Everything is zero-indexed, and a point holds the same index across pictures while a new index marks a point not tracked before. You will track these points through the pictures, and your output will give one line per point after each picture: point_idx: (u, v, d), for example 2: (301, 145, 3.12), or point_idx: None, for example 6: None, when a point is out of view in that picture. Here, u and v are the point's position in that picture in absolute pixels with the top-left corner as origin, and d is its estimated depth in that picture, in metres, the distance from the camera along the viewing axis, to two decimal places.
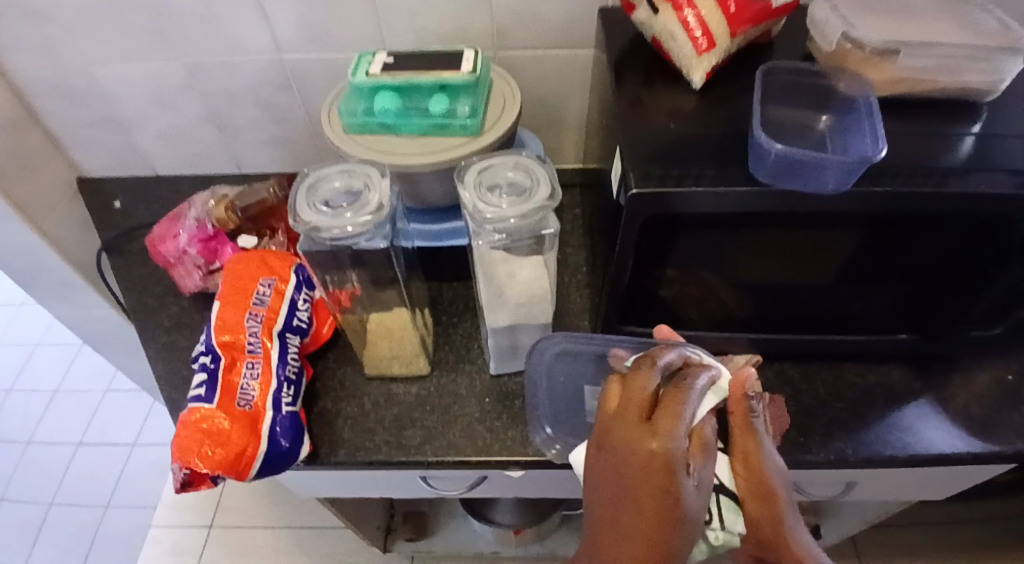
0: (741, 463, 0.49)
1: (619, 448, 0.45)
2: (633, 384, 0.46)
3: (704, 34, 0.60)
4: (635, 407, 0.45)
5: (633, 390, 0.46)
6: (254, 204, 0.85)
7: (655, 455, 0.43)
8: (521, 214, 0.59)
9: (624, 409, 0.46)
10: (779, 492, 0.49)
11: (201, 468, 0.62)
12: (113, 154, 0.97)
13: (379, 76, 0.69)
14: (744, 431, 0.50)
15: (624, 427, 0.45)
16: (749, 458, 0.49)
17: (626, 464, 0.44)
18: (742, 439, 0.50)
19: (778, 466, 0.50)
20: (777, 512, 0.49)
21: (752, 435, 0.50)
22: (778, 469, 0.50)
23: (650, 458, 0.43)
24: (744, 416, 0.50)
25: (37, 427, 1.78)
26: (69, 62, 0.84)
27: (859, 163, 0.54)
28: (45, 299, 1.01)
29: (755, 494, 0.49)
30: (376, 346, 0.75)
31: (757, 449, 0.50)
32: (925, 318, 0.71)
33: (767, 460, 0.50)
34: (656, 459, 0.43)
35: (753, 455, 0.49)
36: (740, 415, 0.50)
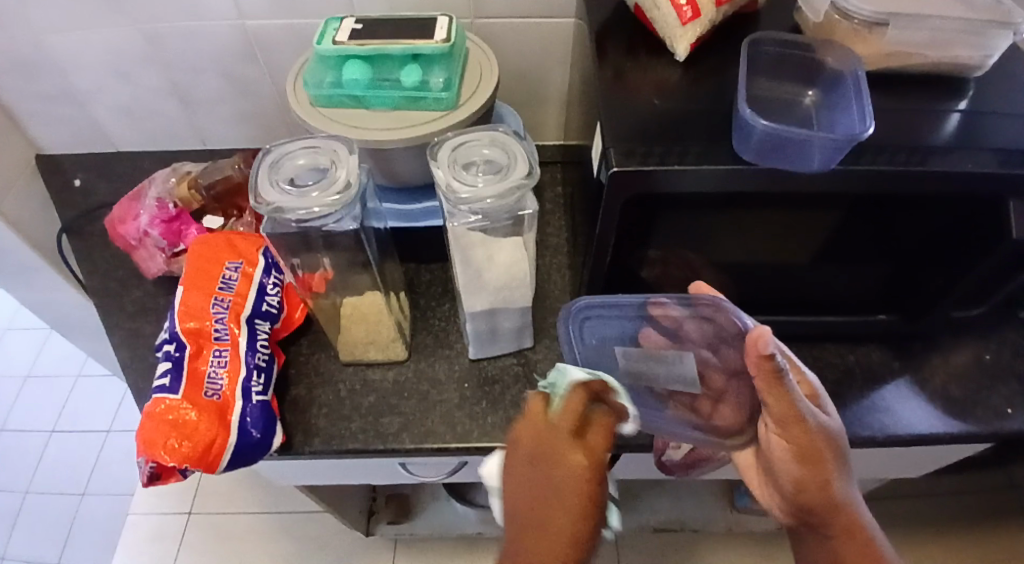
0: (785, 430, 0.49)
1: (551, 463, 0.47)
2: (568, 399, 0.49)
3: (690, 2, 0.57)
4: (567, 424, 0.48)
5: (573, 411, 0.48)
6: (219, 182, 0.81)
7: (587, 470, 0.47)
8: (498, 194, 0.56)
9: (559, 423, 0.48)
10: (829, 453, 0.50)
11: (168, 461, 0.60)
12: (71, 130, 0.93)
13: (346, 45, 0.65)
14: (778, 394, 0.47)
15: (562, 446, 0.48)
16: (791, 423, 0.48)
17: (558, 478, 0.47)
18: (778, 402, 0.47)
19: (827, 427, 0.50)
20: (822, 472, 0.49)
21: (788, 398, 0.47)
22: (827, 428, 0.49)
23: (575, 472, 0.47)
24: (768, 374, 0.46)
25: (8, 414, 1.73)
26: (18, 31, 0.79)
27: (845, 142, 0.52)
28: (5, 283, 0.97)
29: (800, 462, 0.50)
30: (352, 332, 0.73)
31: (797, 411, 0.47)
32: (908, 298, 0.70)
33: (810, 423, 0.48)
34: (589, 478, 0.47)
35: (789, 415, 0.48)
36: (767, 375, 0.45)
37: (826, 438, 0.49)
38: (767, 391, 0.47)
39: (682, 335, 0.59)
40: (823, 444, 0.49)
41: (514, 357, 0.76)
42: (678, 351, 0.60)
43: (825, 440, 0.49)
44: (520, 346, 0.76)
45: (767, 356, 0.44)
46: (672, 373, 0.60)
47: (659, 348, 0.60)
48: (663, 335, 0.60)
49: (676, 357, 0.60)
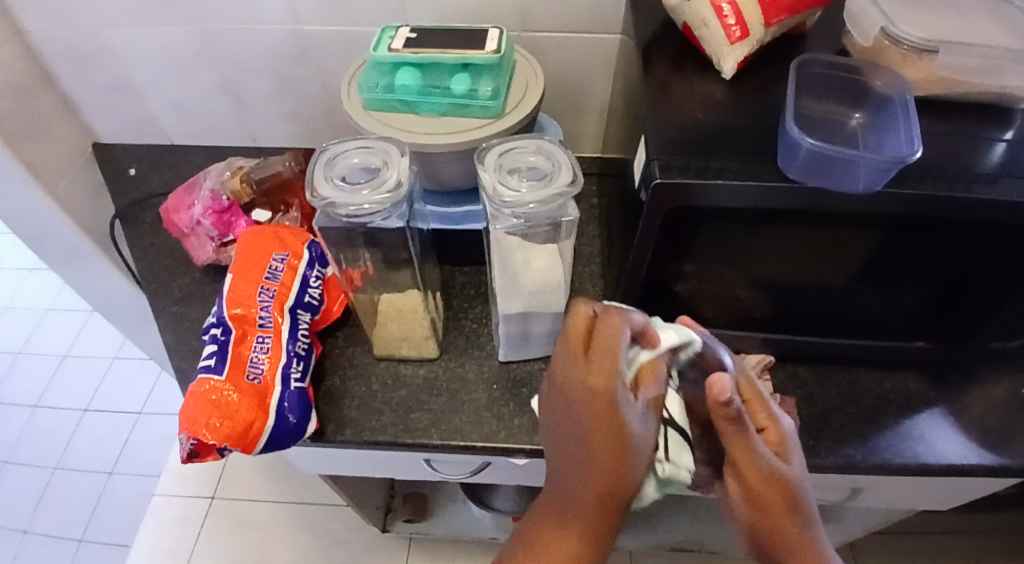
0: (734, 469, 0.49)
1: (577, 393, 0.49)
2: (575, 313, 0.52)
3: (738, 22, 0.58)
4: (573, 347, 0.50)
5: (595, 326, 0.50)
6: (269, 178, 0.85)
7: (599, 391, 0.48)
8: (541, 199, 0.58)
9: (571, 349, 0.50)
10: (778, 495, 0.48)
11: (209, 439, 0.62)
12: (128, 121, 0.97)
13: (400, 52, 0.67)
14: (734, 437, 0.48)
15: (591, 368, 0.49)
16: (748, 469, 0.48)
17: (577, 404, 0.49)
18: (740, 453, 0.48)
19: (785, 475, 0.49)
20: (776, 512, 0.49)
21: (745, 443, 0.48)
22: (779, 475, 0.48)
23: (585, 393, 0.48)
24: (727, 418, 0.46)
25: (44, 392, 1.79)
26: (86, 24, 0.83)
27: (892, 164, 0.53)
28: (58, 265, 1.01)
29: (746, 500, 0.49)
30: (386, 328, 0.75)
31: (755, 457, 0.48)
32: (945, 325, 0.69)
33: (759, 465, 0.48)
34: (613, 403, 0.47)
35: (745, 460, 0.48)
36: (723, 420, 0.47)
37: (775, 482, 0.48)
38: (726, 434, 0.48)
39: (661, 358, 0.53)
40: (772, 489, 0.48)
41: (543, 362, 0.77)
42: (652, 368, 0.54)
43: (774, 483, 0.48)
44: (549, 351, 0.77)
45: (724, 403, 0.45)
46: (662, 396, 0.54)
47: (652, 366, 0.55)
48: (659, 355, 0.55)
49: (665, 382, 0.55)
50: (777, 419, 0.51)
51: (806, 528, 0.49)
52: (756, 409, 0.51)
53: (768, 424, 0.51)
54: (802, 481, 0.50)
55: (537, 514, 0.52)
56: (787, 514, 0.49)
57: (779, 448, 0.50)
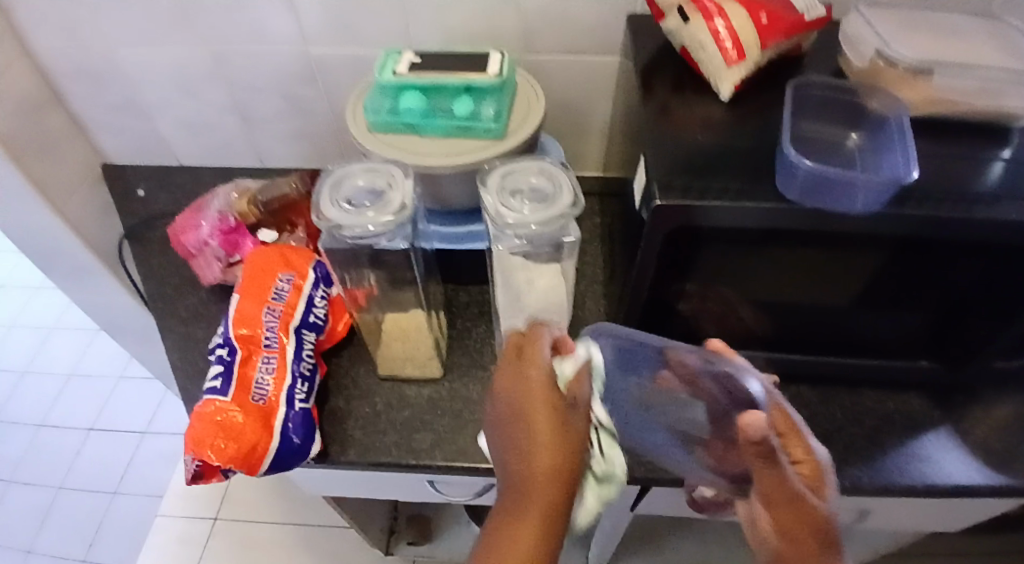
0: (766, 496, 0.49)
1: (521, 396, 0.55)
2: (511, 339, 0.60)
3: (735, 44, 0.59)
4: (510, 359, 0.58)
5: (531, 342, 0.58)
6: (276, 199, 0.86)
7: (533, 387, 0.54)
8: (544, 221, 0.59)
9: (508, 363, 0.58)
10: (808, 526, 0.49)
11: (214, 461, 0.62)
12: (137, 141, 0.98)
13: (405, 76, 0.68)
14: (767, 469, 0.48)
15: (523, 369, 0.56)
16: (780, 501, 0.49)
17: (519, 406, 0.54)
18: (772, 482, 0.48)
19: (821, 512, 0.49)
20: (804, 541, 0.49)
21: (777, 477, 0.48)
22: (815, 511, 0.48)
23: (522, 391, 0.54)
24: (760, 453, 0.47)
25: (50, 410, 1.80)
26: (98, 47, 0.85)
27: (888, 185, 0.54)
28: (66, 283, 1.02)
29: (776, 527, 0.50)
30: (390, 348, 0.75)
31: (788, 490, 0.48)
32: (948, 344, 0.69)
33: (791, 497, 0.48)
34: (546, 398, 0.53)
35: (775, 490, 0.48)
36: (754, 453, 0.47)
37: (806, 514, 0.48)
38: (757, 466, 0.48)
39: (698, 385, 0.54)
40: (805, 523, 0.49)
41: None
42: (690, 397, 0.55)
43: (810, 518, 0.49)
44: None
45: (758, 442, 0.45)
46: (686, 418, 0.56)
47: (673, 389, 0.56)
48: (678, 379, 0.55)
49: (687, 403, 0.56)
50: (811, 449, 0.49)
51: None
52: (791, 441, 0.49)
53: (803, 458, 0.49)
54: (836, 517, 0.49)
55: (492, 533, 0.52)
56: (820, 550, 0.49)
57: (813, 483, 0.49)
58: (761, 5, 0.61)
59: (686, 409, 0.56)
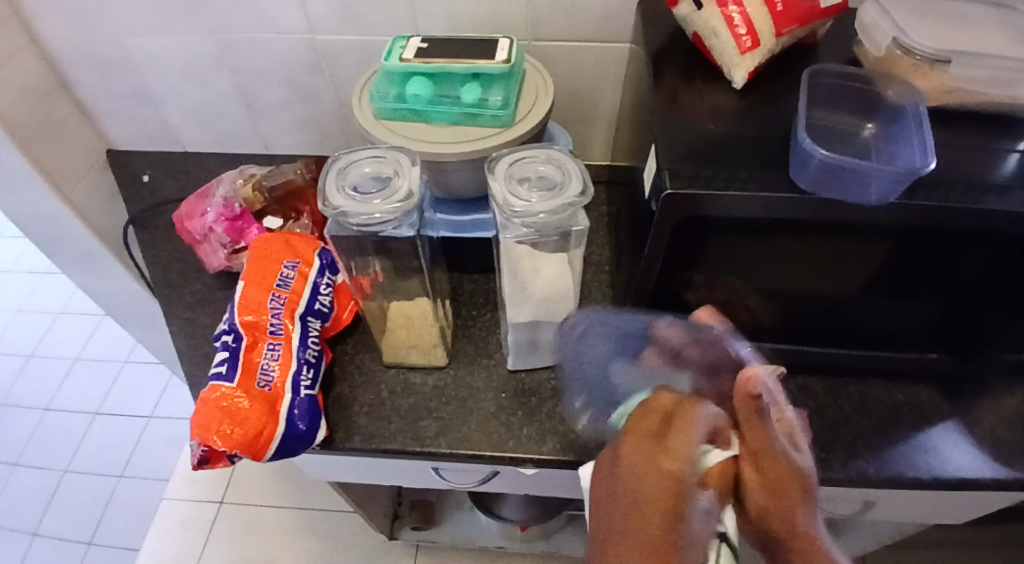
0: (749, 453, 0.47)
1: (645, 479, 0.44)
2: (660, 401, 0.49)
3: (749, 31, 0.58)
4: (649, 422, 0.47)
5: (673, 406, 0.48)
6: (281, 186, 0.86)
7: (671, 478, 0.44)
8: (552, 209, 0.58)
9: (645, 427, 0.47)
10: (794, 486, 0.45)
11: (219, 446, 0.62)
12: (142, 128, 0.98)
13: (412, 62, 0.68)
14: (750, 424, 0.48)
15: (665, 450, 0.45)
16: (759, 453, 0.47)
17: (643, 489, 0.44)
18: (753, 436, 0.48)
19: (798, 463, 0.47)
20: (791, 500, 0.45)
21: (761, 433, 0.48)
22: (793, 460, 0.46)
23: (655, 476, 0.44)
24: (751, 411, 0.49)
25: (56, 395, 1.81)
26: (102, 32, 0.84)
27: (905, 176, 0.53)
28: (72, 269, 1.02)
29: (761, 487, 0.46)
30: (396, 335, 0.75)
31: (767, 439, 0.47)
32: (958, 337, 0.68)
33: (776, 451, 0.47)
34: (677, 499, 0.43)
35: (761, 446, 0.47)
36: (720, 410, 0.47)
37: (791, 469, 0.46)
38: (743, 423, 0.49)
39: (681, 356, 0.63)
40: (788, 475, 0.46)
41: (551, 371, 0.77)
42: (675, 369, 0.63)
43: (791, 468, 0.46)
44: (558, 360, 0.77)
45: (753, 394, 0.50)
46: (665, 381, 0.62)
47: (653, 363, 0.65)
48: (675, 347, 0.64)
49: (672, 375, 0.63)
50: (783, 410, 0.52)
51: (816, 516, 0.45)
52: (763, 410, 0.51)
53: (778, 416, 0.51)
54: (812, 473, 0.47)
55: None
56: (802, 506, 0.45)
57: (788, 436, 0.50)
58: None
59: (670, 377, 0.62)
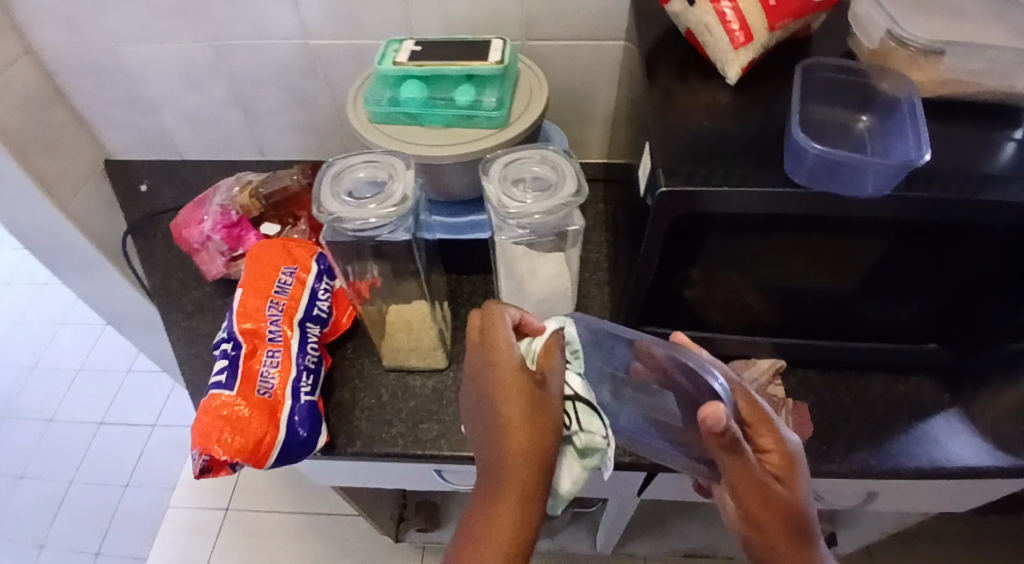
0: (739, 490, 0.51)
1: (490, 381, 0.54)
2: (475, 314, 0.57)
3: (742, 27, 0.58)
4: (476, 338, 0.56)
5: (714, 430, 0.46)
6: (278, 191, 0.86)
7: (506, 368, 0.53)
8: (547, 210, 0.58)
9: (473, 341, 0.56)
10: (776, 513, 0.52)
11: (220, 455, 0.62)
12: (139, 135, 0.98)
13: (405, 65, 0.67)
14: (733, 462, 0.49)
15: (492, 348, 0.54)
16: (743, 485, 0.51)
17: (494, 388, 0.53)
18: (736, 474, 0.50)
19: (785, 499, 0.51)
20: (777, 524, 0.52)
21: (743, 468, 0.50)
22: (780, 499, 0.51)
23: (491, 369, 0.54)
24: (724, 447, 0.48)
25: (60, 404, 1.82)
26: (97, 41, 0.84)
27: (899, 169, 0.53)
28: (71, 279, 1.02)
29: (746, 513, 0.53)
30: (395, 338, 0.75)
31: (750, 476, 0.50)
32: (959, 328, 0.68)
33: (758, 486, 0.50)
34: (518, 374, 0.53)
35: (743, 484, 0.51)
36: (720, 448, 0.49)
37: (773, 503, 0.51)
38: (725, 460, 0.50)
39: (670, 377, 0.55)
40: (773, 512, 0.52)
41: None
42: (662, 388, 0.56)
43: (775, 504, 0.51)
44: None
45: (719, 434, 0.47)
46: (659, 403, 0.58)
47: (646, 380, 0.57)
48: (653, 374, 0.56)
49: (659, 392, 0.57)
50: (781, 439, 0.52)
51: (805, 547, 0.53)
52: (759, 431, 0.52)
53: (772, 447, 0.52)
54: (807, 500, 0.52)
55: (470, 526, 0.52)
56: (787, 531, 0.52)
57: (783, 470, 0.52)
58: None
59: (659, 398, 0.57)
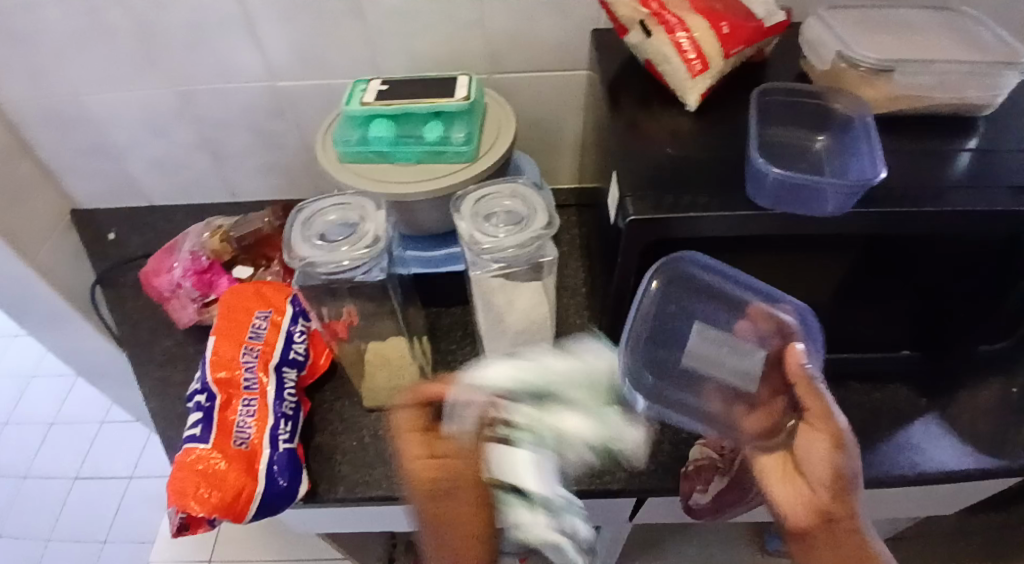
0: (815, 422, 0.53)
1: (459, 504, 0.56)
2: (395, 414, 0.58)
3: (698, 56, 0.60)
4: (411, 431, 0.57)
5: (800, 361, 0.55)
6: (249, 234, 0.84)
7: (431, 457, 0.56)
8: (519, 243, 0.59)
9: (403, 436, 0.57)
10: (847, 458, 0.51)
11: (198, 512, 0.61)
12: (106, 183, 0.97)
13: (373, 105, 0.68)
14: (815, 393, 0.53)
15: (413, 438, 0.57)
16: (818, 417, 0.53)
17: (428, 480, 0.56)
18: (815, 403, 0.53)
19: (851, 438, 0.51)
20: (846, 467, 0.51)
21: (817, 395, 0.53)
22: (845, 435, 0.51)
23: (431, 464, 0.56)
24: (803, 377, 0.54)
25: (33, 460, 1.75)
26: (58, 90, 0.83)
27: (856, 189, 0.54)
28: (41, 333, 1.00)
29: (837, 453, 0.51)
30: (374, 378, 0.73)
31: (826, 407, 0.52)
32: (932, 334, 0.70)
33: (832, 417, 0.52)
34: (449, 461, 0.56)
35: (818, 412, 0.53)
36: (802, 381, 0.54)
37: (840, 443, 0.51)
38: (802, 388, 0.54)
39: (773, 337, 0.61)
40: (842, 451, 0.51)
41: None
42: (754, 347, 0.62)
43: (838, 435, 0.51)
44: None
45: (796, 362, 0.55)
46: (738, 366, 0.62)
47: (743, 339, 0.62)
48: (757, 336, 0.62)
49: (751, 350, 0.62)
50: None
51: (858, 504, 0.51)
52: None
53: None
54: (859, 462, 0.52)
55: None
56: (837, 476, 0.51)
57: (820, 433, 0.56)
58: (721, 16, 0.62)
59: (745, 357, 0.62)
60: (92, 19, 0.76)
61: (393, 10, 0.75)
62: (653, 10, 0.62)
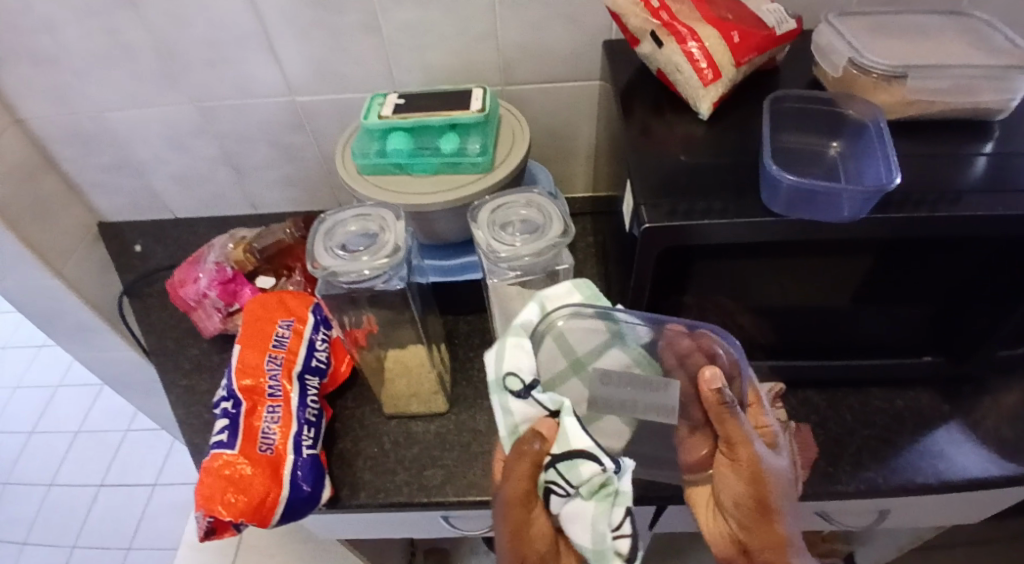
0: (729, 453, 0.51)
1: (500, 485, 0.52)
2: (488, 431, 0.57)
3: (709, 65, 0.61)
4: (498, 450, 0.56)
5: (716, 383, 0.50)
6: (272, 245, 0.86)
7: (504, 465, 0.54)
8: (536, 252, 0.59)
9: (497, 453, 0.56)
10: (771, 488, 0.50)
11: (224, 516, 0.63)
12: (132, 198, 0.99)
13: (390, 118, 0.70)
14: (733, 421, 0.49)
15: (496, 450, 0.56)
16: (735, 449, 0.50)
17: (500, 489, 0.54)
18: (735, 434, 0.50)
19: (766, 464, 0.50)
20: (773, 506, 0.50)
21: (735, 423, 0.50)
22: (760, 463, 0.50)
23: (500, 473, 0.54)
24: (717, 402, 0.49)
25: (60, 469, 1.79)
26: (86, 109, 0.86)
27: (873, 194, 0.54)
28: (69, 344, 1.03)
29: (740, 487, 0.51)
30: (394, 385, 0.75)
31: (745, 436, 0.50)
32: (951, 338, 0.69)
33: (751, 446, 0.50)
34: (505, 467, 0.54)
35: (737, 440, 0.50)
36: (715, 404, 0.49)
37: (755, 474, 0.50)
38: (717, 415, 0.50)
39: (685, 364, 0.53)
40: (746, 479, 0.50)
41: None
42: (664, 378, 0.53)
43: (753, 466, 0.50)
44: None
45: (713, 388, 0.49)
46: (657, 403, 0.54)
47: (651, 374, 0.53)
48: (676, 359, 0.53)
49: (663, 384, 0.53)
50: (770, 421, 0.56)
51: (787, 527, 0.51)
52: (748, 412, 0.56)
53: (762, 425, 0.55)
54: (785, 477, 0.52)
55: None
56: (768, 509, 0.50)
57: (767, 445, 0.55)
58: (731, 25, 0.62)
59: (662, 392, 0.53)
60: (119, 40, 0.78)
61: (409, 24, 0.77)
62: (664, 20, 0.62)
